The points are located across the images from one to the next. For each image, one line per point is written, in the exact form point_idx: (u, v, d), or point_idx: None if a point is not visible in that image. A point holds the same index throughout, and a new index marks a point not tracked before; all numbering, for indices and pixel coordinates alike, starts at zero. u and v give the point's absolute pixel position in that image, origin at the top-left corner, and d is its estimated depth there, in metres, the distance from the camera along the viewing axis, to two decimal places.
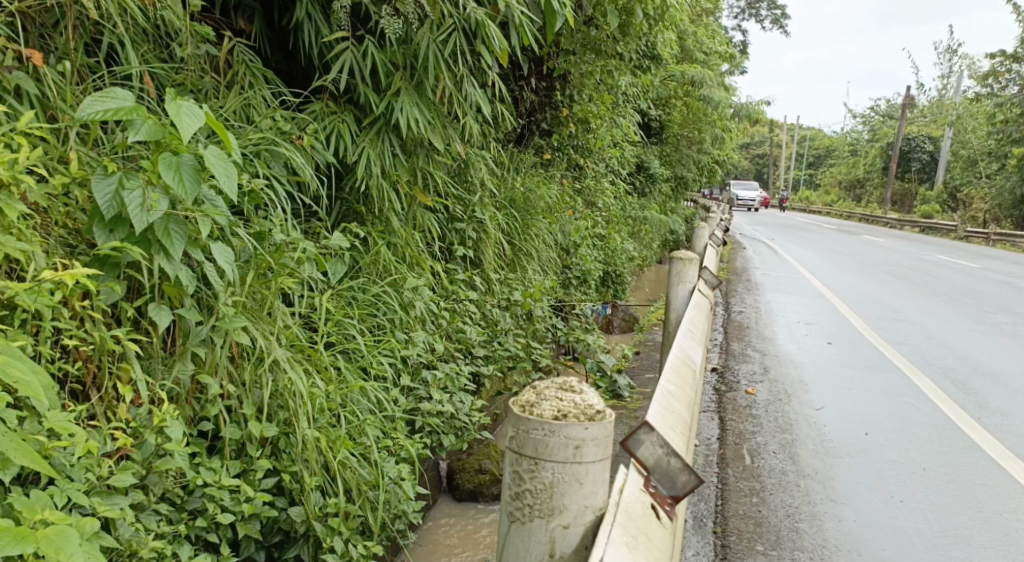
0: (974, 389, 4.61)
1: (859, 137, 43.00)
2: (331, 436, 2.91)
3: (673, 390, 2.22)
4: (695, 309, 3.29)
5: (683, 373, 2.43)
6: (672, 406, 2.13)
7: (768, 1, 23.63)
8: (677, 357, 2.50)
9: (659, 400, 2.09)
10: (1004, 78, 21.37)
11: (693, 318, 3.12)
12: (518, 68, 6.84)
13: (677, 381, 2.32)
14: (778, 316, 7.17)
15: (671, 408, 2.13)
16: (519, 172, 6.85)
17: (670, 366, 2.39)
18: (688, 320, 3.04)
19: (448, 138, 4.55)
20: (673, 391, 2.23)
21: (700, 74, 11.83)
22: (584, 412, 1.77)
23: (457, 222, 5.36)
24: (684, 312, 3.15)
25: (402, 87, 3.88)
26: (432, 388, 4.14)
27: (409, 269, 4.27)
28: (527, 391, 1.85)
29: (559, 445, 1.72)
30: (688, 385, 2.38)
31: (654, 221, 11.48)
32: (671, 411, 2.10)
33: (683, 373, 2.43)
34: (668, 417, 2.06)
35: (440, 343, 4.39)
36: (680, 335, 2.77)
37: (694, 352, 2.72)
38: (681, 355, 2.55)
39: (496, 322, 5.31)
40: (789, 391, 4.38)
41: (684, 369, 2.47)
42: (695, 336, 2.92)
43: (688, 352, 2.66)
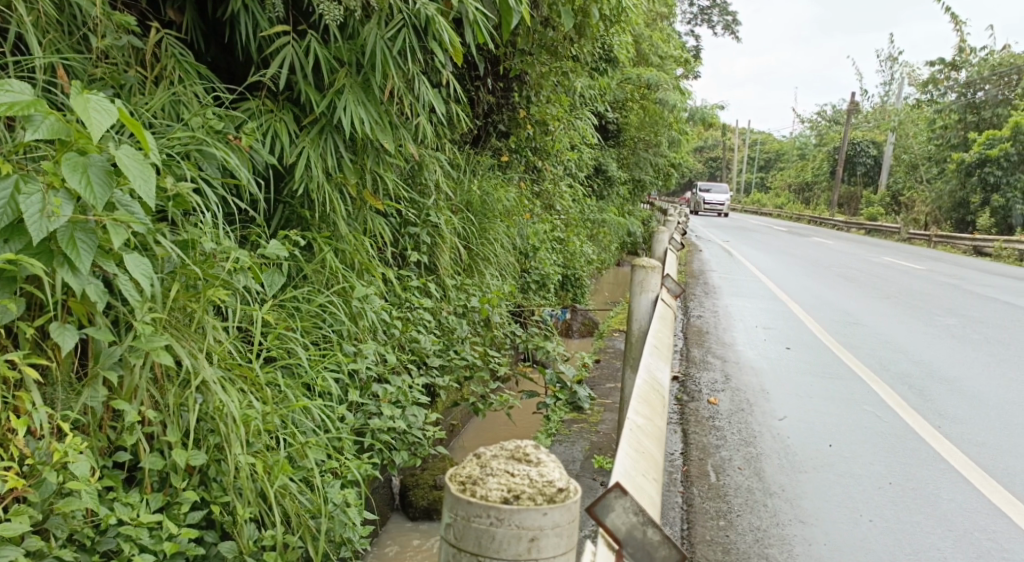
0: (934, 395, 4.56)
1: (808, 142, 43.88)
2: (268, 461, 2.70)
3: (641, 423, 2.05)
4: (660, 323, 3.13)
5: (650, 400, 2.26)
6: (641, 442, 1.96)
7: (720, 7, 23.91)
8: (644, 383, 2.33)
9: (627, 439, 1.92)
10: (943, 86, 22.22)
11: (658, 333, 2.97)
12: (474, 67, 6.65)
13: (645, 411, 2.15)
14: (737, 321, 7.10)
15: (639, 443, 1.96)
16: (476, 174, 6.65)
17: (637, 394, 2.23)
18: (652, 335, 2.88)
19: (398, 139, 4.34)
20: (641, 424, 2.06)
21: (656, 77, 11.81)
22: (540, 492, 1.52)
23: (410, 227, 5.14)
24: (648, 326, 2.99)
25: (348, 85, 3.67)
26: (384, 402, 3.92)
27: (359, 277, 4.04)
28: (470, 468, 1.61)
29: (509, 538, 1.45)
30: (656, 412, 2.21)
31: (612, 224, 11.41)
32: (641, 448, 1.93)
33: (651, 401, 2.26)
34: (638, 456, 1.89)
35: (392, 355, 4.18)
36: (645, 354, 2.60)
37: (660, 372, 2.56)
38: (647, 376, 2.40)
39: (452, 330, 5.11)
40: (752, 399, 4.28)
41: (651, 394, 2.30)
42: (660, 353, 2.76)
43: (654, 373, 2.50)
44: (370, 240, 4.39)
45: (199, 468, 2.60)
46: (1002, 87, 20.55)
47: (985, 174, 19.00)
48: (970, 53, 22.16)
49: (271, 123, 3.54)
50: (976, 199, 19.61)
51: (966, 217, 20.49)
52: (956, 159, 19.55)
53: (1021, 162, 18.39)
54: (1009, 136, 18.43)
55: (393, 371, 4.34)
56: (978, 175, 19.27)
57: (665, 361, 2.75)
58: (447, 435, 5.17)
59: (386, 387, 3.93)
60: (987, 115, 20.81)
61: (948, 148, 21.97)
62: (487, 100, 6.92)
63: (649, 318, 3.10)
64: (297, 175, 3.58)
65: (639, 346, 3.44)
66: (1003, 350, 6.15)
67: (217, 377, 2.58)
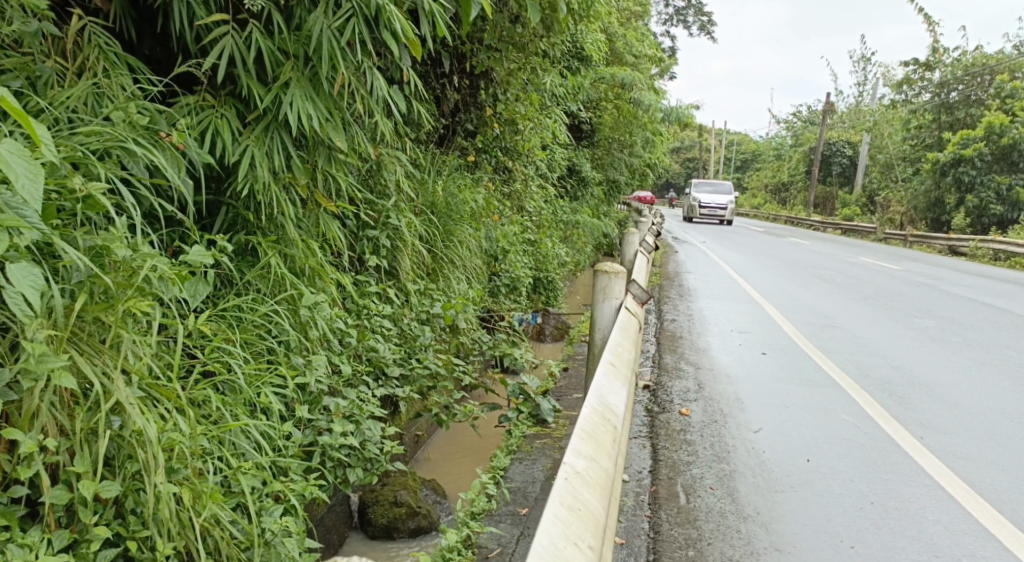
0: (913, 403, 4.42)
1: (782, 142, 44.10)
2: (195, 490, 2.47)
3: (580, 468, 1.84)
4: (622, 336, 2.93)
5: (597, 435, 2.06)
6: (578, 495, 1.75)
7: (695, 8, 23.84)
8: (592, 412, 2.13)
9: (560, 495, 1.71)
10: (917, 86, 22.41)
11: (618, 349, 2.76)
12: (439, 64, 6.47)
13: (587, 451, 1.95)
14: (712, 325, 6.93)
15: (575, 496, 1.75)
16: (441, 175, 6.41)
17: (583, 429, 2.02)
18: (611, 351, 2.68)
19: (352, 137, 4.11)
20: (580, 469, 1.85)
21: (631, 76, 11.64)
22: None
23: (369, 230, 4.90)
24: (607, 341, 2.79)
25: (294, 79, 3.42)
26: (335, 417, 3.67)
27: (309, 283, 3.80)
28: None
29: None
30: (602, 450, 2.01)
31: (587, 225, 11.22)
32: (576, 503, 1.72)
33: (598, 436, 2.05)
34: (570, 516, 1.68)
35: (347, 366, 3.95)
36: (599, 376, 2.40)
37: (615, 396, 2.36)
38: (596, 405, 2.19)
39: (415, 337, 4.88)
40: (725, 410, 4.09)
41: (597, 427, 2.10)
42: (618, 372, 2.56)
43: (607, 398, 2.30)
44: (322, 244, 4.15)
45: (116, 500, 2.36)
46: (974, 87, 20.69)
47: (958, 174, 19.07)
48: (943, 54, 22.37)
49: (208, 120, 3.28)
50: (951, 199, 19.69)
51: (941, 216, 20.57)
52: (929, 159, 19.63)
53: (995, 162, 18.49)
54: (982, 136, 18.55)
55: (348, 382, 4.11)
56: (951, 175, 19.31)
57: (623, 381, 2.55)
58: (410, 447, 4.96)
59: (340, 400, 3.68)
60: (959, 116, 20.97)
61: (921, 148, 22.08)
62: (452, 98, 6.70)
63: (609, 331, 2.89)
64: (239, 176, 3.33)
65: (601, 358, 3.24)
66: (982, 353, 6.04)
67: (138, 396, 2.35)
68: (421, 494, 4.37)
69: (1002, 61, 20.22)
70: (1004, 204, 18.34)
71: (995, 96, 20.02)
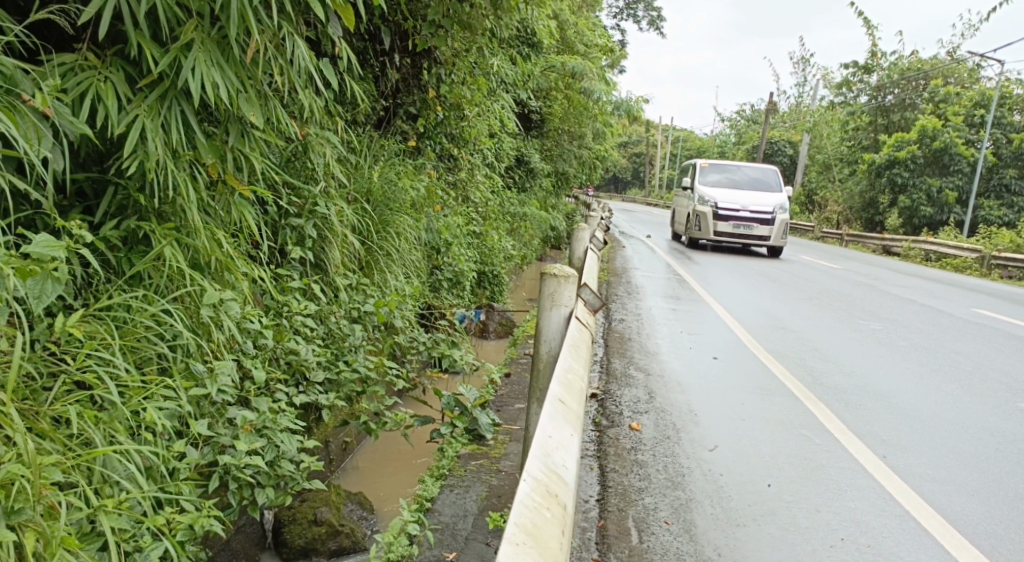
0: (871, 414, 4.16)
1: (726, 140, 44.50)
2: (43, 533, 2.07)
3: None
4: (574, 358, 2.55)
5: (539, 533, 1.66)
6: None
7: (645, 2, 23.67)
8: (527, 495, 1.72)
9: None
10: (856, 88, 22.96)
11: (568, 377, 2.38)
12: (379, 40, 6.04)
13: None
14: (661, 325, 6.64)
15: None
16: (379, 160, 5.92)
17: (518, 528, 1.62)
18: (559, 381, 2.30)
19: (270, 111, 3.63)
20: None
21: (581, 65, 11.18)
22: None
23: (291, 218, 4.42)
24: (556, 366, 2.41)
25: (197, 40, 2.96)
26: (242, 432, 3.17)
27: (212, 277, 3.33)
28: None
29: None
30: (544, 553, 1.61)
31: (534, 217, 10.87)
32: None
33: (542, 535, 1.66)
34: None
35: (258, 373, 3.50)
36: (543, 425, 2.01)
37: (562, 453, 1.97)
38: (536, 478, 1.79)
39: (343, 337, 4.46)
40: (679, 423, 3.76)
41: (538, 516, 1.70)
42: (568, 412, 2.19)
43: (552, 458, 1.92)
44: (232, 233, 3.68)
45: None
46: (909, 91, 21.07)
47: (893, 176, 19.29)
48: (881, 58, 22.81)
49: (89, 84, 2.80)
50: (885, 200, 19.93)
51: (875, 217, 20.95)
52: (868, 159, 19.89)
53: (928, 164, 18.69)
54: (916, 139, 18.79)
55: (261, 388, 3.65)
56: (887, 176, 19.52)
57: (573, 421, 2.18)
58: (336, 454, 4.56)
59: (248, 413, 3.21)
60: (895, 119, 21.24)
61: (858, 148, 22.37)
62: (392, 79, 6.26)
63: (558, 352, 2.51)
64: (125, 151, 2.85)
65: (548, 375, 2.86)
66: (932, 359, 5.86)
67: None
68: (345, 511, 3.95)
69: (936, 66, 20.56)
70: (934, 206, 18.52)
71: (929, 100, 20.36)
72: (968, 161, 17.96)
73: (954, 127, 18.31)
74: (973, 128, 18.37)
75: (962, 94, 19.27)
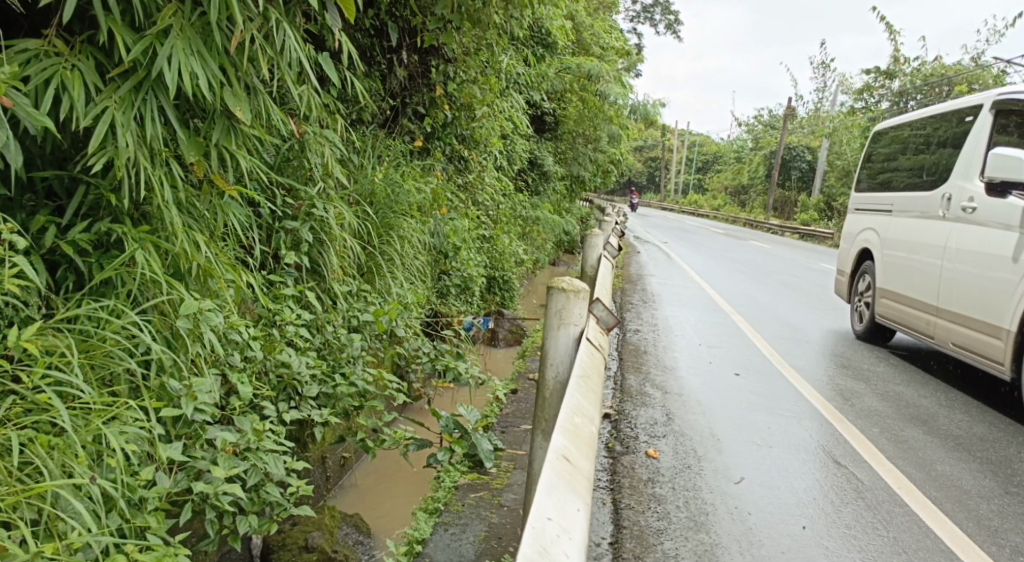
0: (907, 440, 3.88)
1: (743, 144, 44.02)
2: None
3: None
4: (583, 395, 2.26)
5: None
6: None
7: (663, 6, 23.31)
8: None
9: None
10: (877, 94, 22.53)
11: (575, 422, 2.09)
12: (386, 37, 5.77)
13: None
14: (678, 338, 6.32)
15: None
16: (384, 160, 5.63)
17: None
18: (563, 429, 2.00)
19: (261, 105, 3.34)
20: None
21: (597, 67, 10.88)
22: None
23: (285, 221, 4.14)
24: (561, 408, 2.11)
25: (176, 27, 2.70)
26: (222, 455, 2.85)
27: (193, 285, 3.06)
28: None
29: None
30: None
31: (547, 221, 10.58)
32: None
33: None
34: None
35: (245, 388, 3.22)
36: (541, 504, 1.69)
37: (564, 541, 1.64)
38: None
39: (341, 348, 4.18)
40: (699, 450, 3.48)
41: None
42: (575, 472, 1.89)
43: (551, 553, 1.58)
44: (219, 236, 3.40)
45: None
46: (932, 96, 20.57)
47: None
48: (903, 63, 22.36)
49: (53, 72, 2.55)
50: None
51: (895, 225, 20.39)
52: None
53: None
54: None
55: (249, 404, 3.38)
56: None
57: (581, 485, 1.87)
58: (335, 471, 4.33)
59: (229, 434, 2.91)
60: None
61: None
62: (399, 76, 5.98)
63: (565, 389, 2.22)
64: (91, 146, 2.59)
65: (555, 405, 2.58)
66: (969, 379, 5.50)
67: None
68: (340, 534, 3.68)
69: (960, 72, 20.05)
70: None
71: (952, 107, 19.87)
72: None
73: None
74: None
75: (987, 101, 18.78)
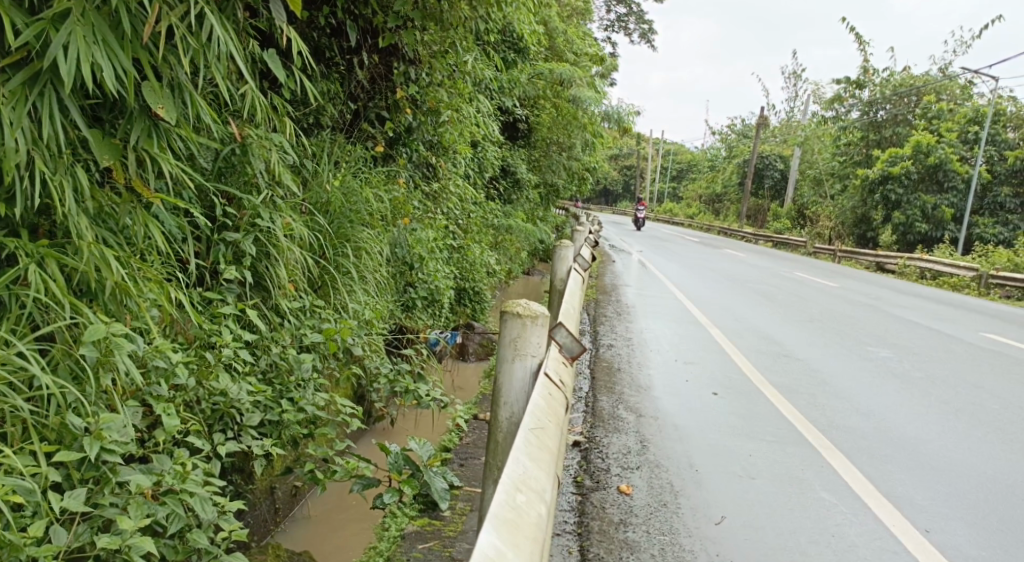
0: (898, 466, 3.62)
1: (716, 153, 44.08)
2: None
3: None
4: (531, 460, 1.97)
5: None
6: None
7: (636, 15, 23.18)
8: None
9: None
10: (848, 103, 22.60)
11: (517, 504, 1.79)
12: (345, 37, 5.43)
13: None
14: (653, 353, 6.04)
15: None
16: (342, 166, 5.27)
17: None
18: (495, 520, 1.69)
19: (186, 103, 3.00)
20: None
21: (570, 73, 10.64)
22: None
23: (226, 232, 3.77)
24: (501, 485, 1.81)
25: (75, 11, 2.39)
26: (135, 501, 2.50)
27: (107, 305, 2.72)
28: None
29: None
30: None
31: (520, 229, 10.26)
32: None
33: None
34: None
35: (170, 421, 2.86)
36: None
37: None
38: None
39: (290, 371, 3.81)
40: (676, 485, 3.20)
41: None
42: None
43: None
44: (143, 251, 3.05)
45: None
46: (901, 106, 20.66)
47: (886, 191, 18.67)
48: (873, 74, 22.46)
49: None
50: (878, 215, 19.39)
51: (867, 233, 20.39)
52: (860, 175, 19.42)
53: (921, 181, 18.08)
54: (909, 155, 18.17)
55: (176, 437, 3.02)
56: (880, 192, 18.93)
57: None
58: (285, 501, 3.95)
59: (146, 476, 2.57)
60: (887, 134, 20.86)
61: (851, 164, 21.90)
62: (360, 79, 5.64)
63: (509, 456, 1.92)
64: None
65: (506, 450, 2.41)
66: (953, 395, 5.28)
67: None
68: None
69: (928, 82, 20.16)
70: (928, 222, 17.90)
71: (922, 116, 19.95)
72: (961, 178, 17.28)
73: (948, 143, 17.74)
74: (967, 145, 17.79)
75: (955, 111, 18.83)
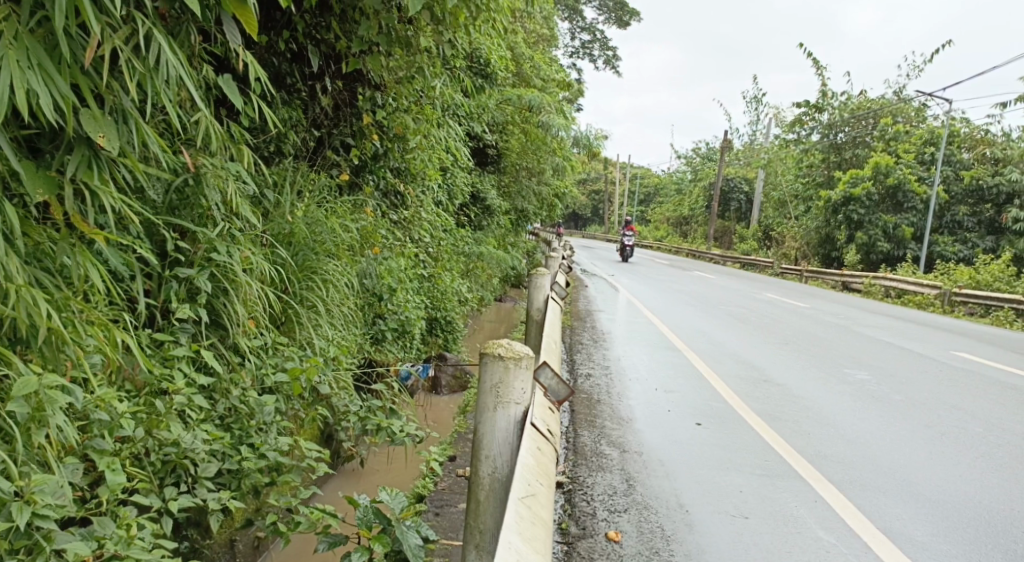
0: (892, 497, 3.48)
1: (681, 177, 44.48)
2: None
3: None
4: (524, 541, 1.86)
5: None
6: None
7: (600, 41, 23.30)
8: None
9: None
10: (808, 126, 22.93)
11: None
12: (307, 63, 5.24)
13: None
14: (632, 382, 5.87)
15: None
16: (305, 196, 5.05)
17: None
18: None
19: (132, 132, 2.79)
20: None
21: (538, 99, 10.55)
22: None
23: (179, 268, 3.53)
24: None
25: (5, 34, 2.19)
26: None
27: (41, 353, 2.47)
28: None
29: None
30: None
31: (490, 256, 10.07)
32: None
33: None
34: None
35: (116, 479, 2.61)
36: None
37: None
38: None
39: (251, 414, 3.56)
40: (668, 530, 3.03)
41: None
42: None
43: None
44: (84, 291, 2.81)
45: None
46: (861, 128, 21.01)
47: (848, 212, 18.81)
48: (832, 98, 22.82)
49: None
50: (841, 236, 19.54)
51: (832, 253, 20.56)
52: (824, 197, 19.60)
53: (883, 201, 18.31)
54: (870, 176, 18.36)
55: (122, 494, 2.76)
56: (841, 214, 18.97)
57: None
58: (246, 555, 3.64)
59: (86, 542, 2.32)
60: (848, 156, 21.17)
61: (813, 185, 22.04)
62: (324, 105, 5.45)
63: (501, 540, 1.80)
64: None
65: (491, 508, 2.27)
66: (936, 418, 5.19)
67: None
68: None
69: (886, 105, 20.53)
70: (890, 242, 18.08)
71: (881, 138, 20.25)
72: (921, 198, 17.52)
73: (907, 164, 18.01)
74: (924, 166, 18.03)
75: (912, 133, 19.14)
